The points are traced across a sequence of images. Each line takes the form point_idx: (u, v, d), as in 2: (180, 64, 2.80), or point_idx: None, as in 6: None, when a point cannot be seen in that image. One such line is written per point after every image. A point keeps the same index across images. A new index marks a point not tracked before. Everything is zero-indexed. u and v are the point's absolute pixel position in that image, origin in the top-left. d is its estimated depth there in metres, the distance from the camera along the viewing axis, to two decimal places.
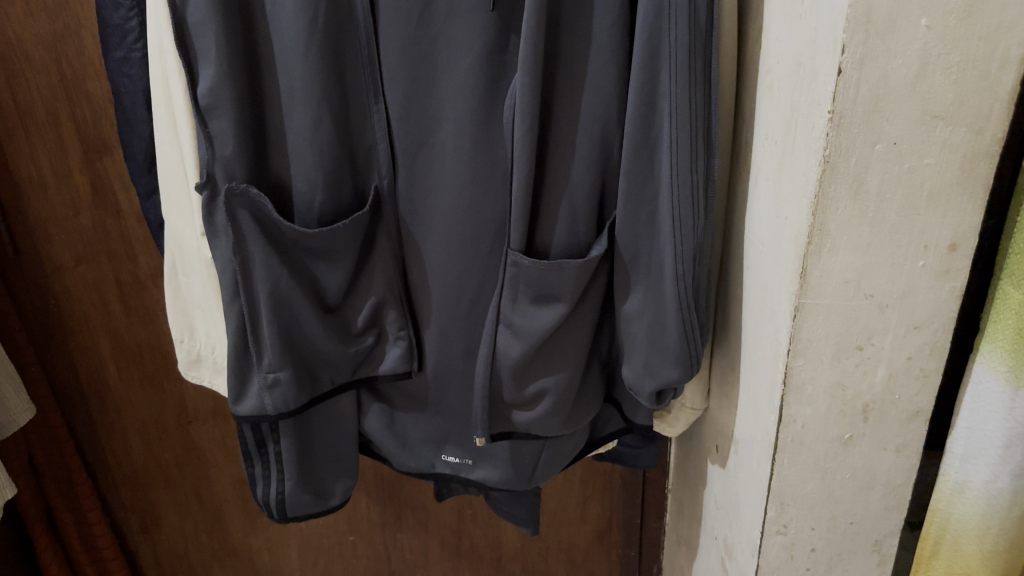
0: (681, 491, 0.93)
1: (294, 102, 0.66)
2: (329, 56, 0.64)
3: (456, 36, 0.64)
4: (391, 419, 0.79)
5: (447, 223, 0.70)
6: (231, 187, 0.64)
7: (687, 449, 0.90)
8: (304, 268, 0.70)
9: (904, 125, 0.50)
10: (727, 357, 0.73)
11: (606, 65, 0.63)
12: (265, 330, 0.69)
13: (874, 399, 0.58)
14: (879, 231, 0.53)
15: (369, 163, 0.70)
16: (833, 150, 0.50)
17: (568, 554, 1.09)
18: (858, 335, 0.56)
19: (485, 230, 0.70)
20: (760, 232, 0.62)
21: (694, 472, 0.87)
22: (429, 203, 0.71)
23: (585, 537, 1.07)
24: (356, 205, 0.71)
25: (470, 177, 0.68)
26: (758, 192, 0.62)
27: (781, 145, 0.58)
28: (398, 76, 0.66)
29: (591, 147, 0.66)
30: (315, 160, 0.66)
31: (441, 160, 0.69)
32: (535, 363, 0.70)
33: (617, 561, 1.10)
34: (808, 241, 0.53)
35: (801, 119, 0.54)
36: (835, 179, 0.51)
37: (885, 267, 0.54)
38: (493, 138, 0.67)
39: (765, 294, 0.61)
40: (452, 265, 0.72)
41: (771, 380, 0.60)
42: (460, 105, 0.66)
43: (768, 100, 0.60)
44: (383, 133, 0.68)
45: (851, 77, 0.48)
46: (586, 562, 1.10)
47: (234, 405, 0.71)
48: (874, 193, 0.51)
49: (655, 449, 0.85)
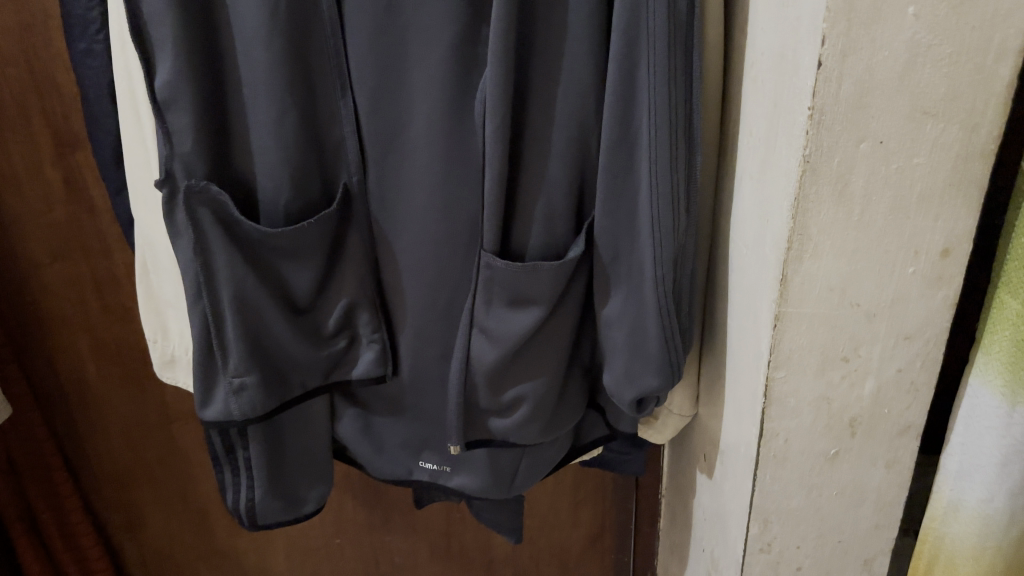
0: (674, 497, 0.90)
1: (257, 95, 0.63)
2: (293, 47, 0.61)
3: (425, 26, 0.61)
4: (367, 424, 0.76)
5: (420, 222, 0.67)
6: (191, 184, 0.62)
7: (679, 455, 0.86)
8: (271, 269, 0.67)
9: (891, 122, 0.46)
10: (715, 363, 0.70)
11: (582, 57, 0.60)
12: (230, 333, 0.66)
13: (861, 413, 0.55)
14: (865, 236, 0.49)
15: (338, 158, 0.67)
16: (813, 150, 0.46)
17: (561, 558, 1.06)
18: (844, 346, 0.52)
19: (460, 229, 0.67)
20: (744, 234, 0.58)
21: (685, 478, 0.84)
22: (401, 202, 0.67)
23: (578, 542, 1.04)
24: (326, 202, 0.68)
25: (443, 174, 0.65)
26: (743, 192, 0.59)
27: (764, 143, 0.54)
28: (366, 69, 0.63)
29: (568, 143, 0.62)
30: (280, 157, 0.64)
31: (412, 156, 0.66)
32: (512, 369, 0.67)
33: (611, 565, 1.07)
34: (788, 247, 0.49)
35: (783, 116, 0.50)
36: (817, 181, 0.47)
37: (872, 274, 0.50)
38: (465, 132, 0.64)
39: (748, 299, 0.58)
40: (426, 265, 0.69)
41: (752, 392, 0.56)
42: (431, 99, 0.63)
43: (753, 94, 0.57)
44: (352, 128, 0.65)
45: (832, 72, 0.44)
46: (579, 565, 1.07)
47: (202, 408, 0.69)
48: (859, 194, 0.48)
49: (643, 456, 0.82)
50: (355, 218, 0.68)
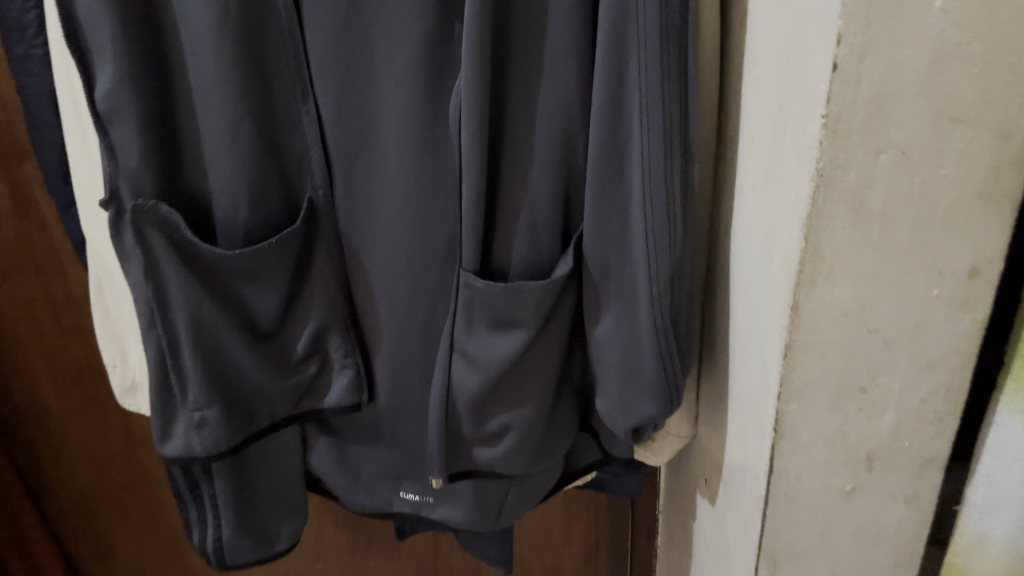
0: (672, 516, 0.85)
1: (208, 104, 0.57)
2: (246, 51, 0.56)
3: (392, 25, 0.55)
4: (342, 452, 0.71)
5: (393, 238, 0.62)
6: (138, 204, 0.56)
7: (676, 474, 0.82)
8: (231, 293, 0.61)
9: (916, 130, 0.41)
10: (716, 383, 0.64)
11: (566, 56, 0.54)
12: (188, 363, 0.61)
13: (880, 447, 0.50)
14: (885, 256, 0.44)
15: (302, 170, 0.61)
16: (828, 162, 0.41)
17: None
18: (861, 376, 0.47)
19: (436, 245, 0.61)
20: (747, 249, 0.53)
21: (684, 499, 0.79)
22: (371, 217, 0.62)
23: (572, 561, 1.00)
24: (289, 218, 0.63)
25: (415, 186, 0.59)
26: (744, 202, 0.53)
27: (768, 151, 0.49)
28: (328, 73, 0.57)
29: (552, 152, 0.57)
30: (237, 171, 0.58)
31: (382, 168, 0.60)
32: (497, 396, 0.61)
33: None
34: (799, 270, 0.44)
35: (790, 122, 0.45)
36: (831, 197, 0.42)
37: (892, 298, 0.45)
38: (439, 140, 0.58)
39: (752, 322, 0.52)
40: (400, 285, 0.63)
41: (760, 425, 0.51)
42: (401, 104, 0.57)
43: (755, 96, 0.51)
44: (315, 137, 0.59)
45: (850, 74, 0.39)
46: None
47: (160, 445, 0.64)
48: (878, 211, 0.43)
49: (639, 476, 0.77)
50: (322, 235, 0.62)
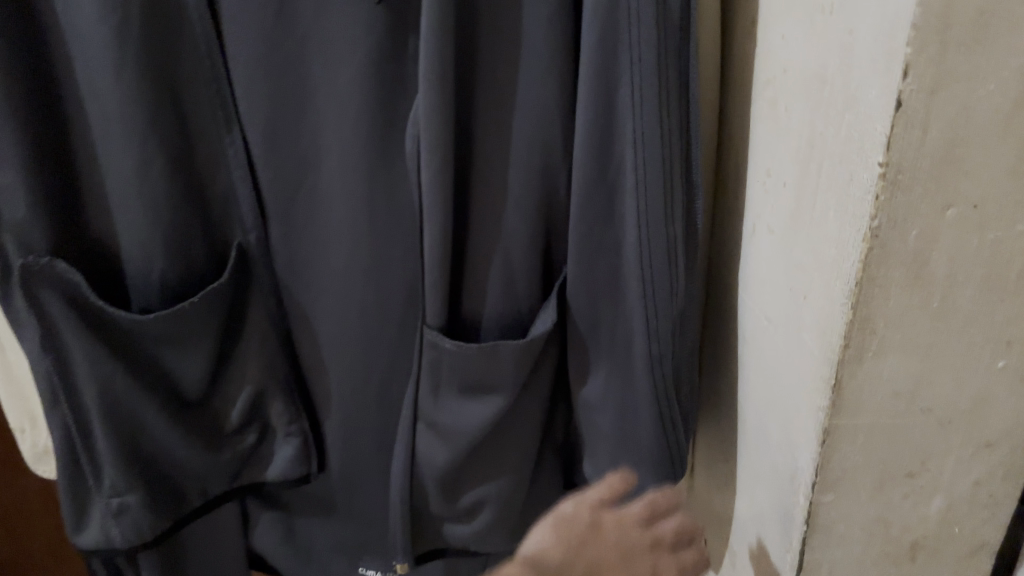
0: None
1: (109, 137, 0.47)
2: (153, 72, 0.45)
3: (332, 39, 0.45)
4: (291, 526, 0.62)
5: (343, 287, 0.52)
6: (27, 263, 0.46)
7: None
8: (149, 360, 0.51)
9: (992, 180, 0.33)
10: (718, 439, 0.57)
11: (544, 76, 0.45)
12: (100, 444, 0.51)
13: (926, 535, 0.42)
14: (946, 326, 0.36)
15: (229, 210, 0.51)
16: (885, 218, 0.33)
17: None
18: (909, 460, 0.40)
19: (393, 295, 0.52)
20: (766, 300, 0.45)
21: None
22: (315, 263, 0.52)
23: None
24: (216, 266, 0.53)
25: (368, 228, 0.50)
26: (762, 243, 0.45)
27: (794, 192, 0.41)
28: (257, 96, 0.47)
29: (529, 187, 0.48)
30: (149, 217, 0.48)
31: (326, 206, 0.51)
32: (471, 470, 0.53)
33: None
34: (844, 345, 0.36)
35: (826, 165, 0.37)
36: (887, 261, 0.34)
37: (950, 374, 0.38)
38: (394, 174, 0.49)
39: (773, 388, 0.45)
40: (352, 340, 0.54)
41: (784, 509, 0.44)
42: (346, 134, 0.48)
43: (772, 122, 0.43)
44: (243, 173, 0.49)
45: (917, 115, 0.31)
46: None
47: (72, 536, 0.54)
48: (941, 275, 0.35)
49: None
50: (257, 285, 0.53)
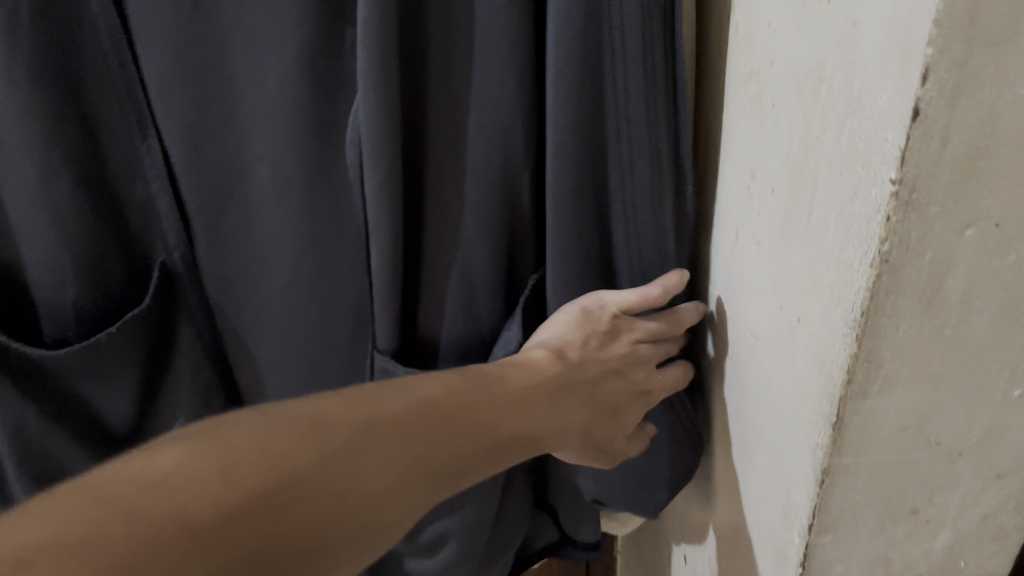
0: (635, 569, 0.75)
1: (7, 154, 0.45)
2: (62, 86, 0.44)
3: (252, 42, 0.43)
4: None
5: (280, 303, 0.52)
6: None
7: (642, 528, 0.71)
8: (65, 393, 0.52)
9: (1016, 194, 0.29)
10: (700, 454, 0.53)
11: (502, 70, 0.40)
12: (11, 467, 0.53)
13: (928, 570, 0.39)
14: (960, 354, 0.32)
15: (152, 227, 0.51)
16: (897, 242, 0.29)
17: None
18: (914, 496, 0.36)
19: (337, 310, 0.52)
20: (751, 315, 0.41)
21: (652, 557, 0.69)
22: (248, 279, 0.52)
23: None
24: (139, 288, 0.53)
25: (304, 241, 0.49)
26: (747, 253, 0.41)
27: (786, 202, 0.36)
28: (174, 102, 0.46)
29: (488, 193, 0.43)
30: (62, 239, 0.48)
31: (257, 220, 0.50)
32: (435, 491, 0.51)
33: None
34: (846, 381, 0.32)
35: (824, 177, 0.32)
36: (897, 288, 0.30)
37: (964, 406, 0.34)
38: (336, 186, 0.48)
39: (761, 413, 0.41)
40: (288, 353, 0.54)
41: (777, 545, 0.40)
42: (274, 131, 0.46)
43: (758, 121, 0.39)
44: (163, 186, 0.49)
45: (937, 124, 0.27)
46: None
47: None
48: (956, 301, 0.31)
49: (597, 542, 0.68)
50: (185, 307, 0.54)
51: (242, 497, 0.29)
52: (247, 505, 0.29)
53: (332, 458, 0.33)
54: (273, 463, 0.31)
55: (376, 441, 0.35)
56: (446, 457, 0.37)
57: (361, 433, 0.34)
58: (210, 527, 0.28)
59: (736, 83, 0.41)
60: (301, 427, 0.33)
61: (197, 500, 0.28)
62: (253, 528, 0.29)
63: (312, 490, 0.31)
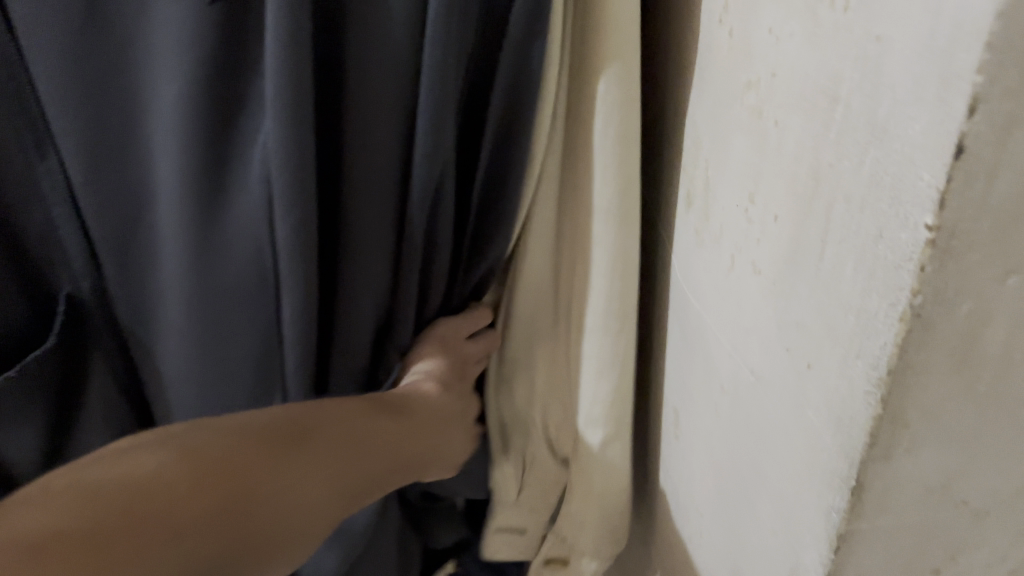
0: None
1: None
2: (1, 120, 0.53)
3: (156, 80, 0.50)
4: None
5: (179, 328, 0.58)
6: None
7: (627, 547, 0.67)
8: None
9: None
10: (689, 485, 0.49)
11: None
12: None
13: None
14: (993, 410, 0.29)
15: (55, 252, 0.58)
16: (931, 293, 0.25)
17: None
18: (935, 556, 0.33)
19: (240, 341, 0.58)
20: (746, 350, 0.37)
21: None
22: (151, 295, 0.59)
23: None
24: (42, 305, 0.60)
25: (194, 273, 0.55)
26: (742, 285, 0.37)
27: (789, 232, 0.32)
28: (78, 126, 0.52)
29: None
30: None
31: (155, 245, 0.56)
32: None
33: None
34: (868, 442, 0.28)
35: (839, 212, 0.28)
36: (929, 343, 0.26)
37: (994, 465, 0.30)
38: (218, 219, 0.53)
39: (761, 458, 0.37)
40: (185, 367, 0.60)
41: None
42: (172, 160, 0.52)
43: (757, 138, 0.35)
44: (72, 209, 0.56)
45: (983, 163, 0.23)
46: None
47: None
48: (993, 354, 0.27)
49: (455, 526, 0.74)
50: (89, 319, 0.61)
51: (204, 508, 0.37)
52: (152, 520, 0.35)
53: (164, 480, 0.37)
54: (211, 471, 0.39)
55: (285, 454, 0.44)
56: (348, 475, 0.47)
57: (285, 444, 0.44)
58: (149, 526, 0.34)
59: (730, 95, 0.37)
60: (176, 456, 0.39)
61: (129, 505, 0.35)
62: (202, 505, 0.37)
63: (237, 488, 0.40)
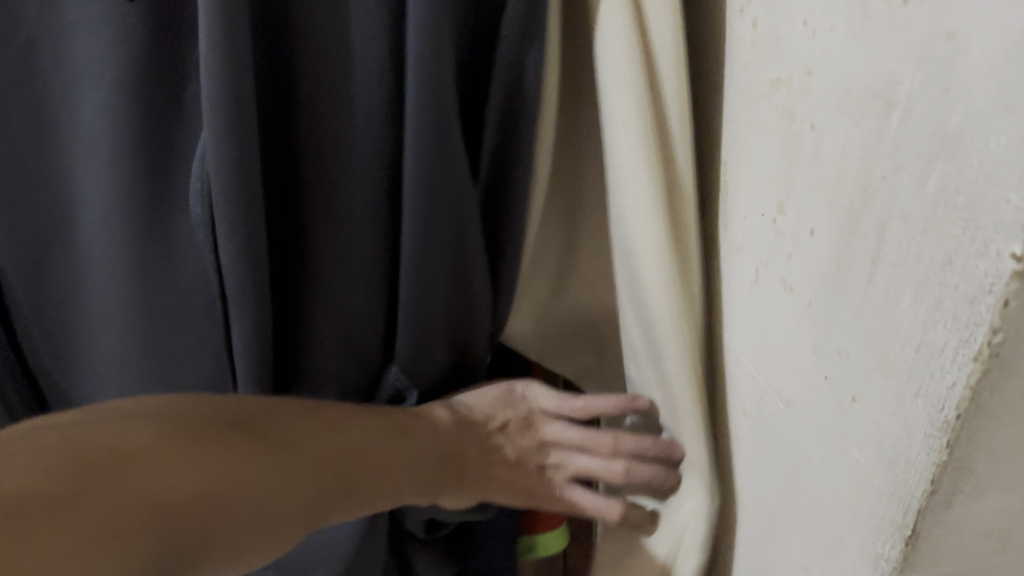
0: None
1: None
2: None
3: (68, 43, 0.43)
4: None
5: (102, 329, 0.49)
6: None
7: None
8: None
9: None
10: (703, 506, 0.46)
11: None
12: None
13: None
14: None
15: None
16: (1014, 332, 0.22)
17: None
18: None
19: (166, 350, 0.48)
20: (775, 374, 0.34)
21: None
22: (64, 293, 0.50)
23: None
24: None
25: (121, 277, 0.47)
26: (769, 304, 0.34)
27: (830, 247, 0.29)
28: None
29: None
30: None
31: (72, 238, 0.48)
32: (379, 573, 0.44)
33: None
34: (929, 491, 0.25)
35: (896, 233, 0.25)
36: (1007, 385, 0.23)
37: None
38: (157, 214, 0.45)
39: (793, 491, 0.34)
40: (95, 329, 0.50)
41: None
42: (91, 176, 0.45)
43: (789, 141, 0.31)
44: None
45: None
46: None
47: None
48: None
49: None
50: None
51: (170, 527, 0.30)
52: (218, 466, 0.34)
53: (131, 488, 0.30)
54: (200, 442, 0.34)
55: (309, 424, 0.40)
56: (336, 481, 0.40)
57: (266, 429, 0.38)
58: (203, 469, 0.33)
59: (755, 93, 0.34)
60: (163, 428, 0.34)
61: (183, 446, 0.33)
62: (214, 467, 0.34)
63: (246, 433, 0.37)
